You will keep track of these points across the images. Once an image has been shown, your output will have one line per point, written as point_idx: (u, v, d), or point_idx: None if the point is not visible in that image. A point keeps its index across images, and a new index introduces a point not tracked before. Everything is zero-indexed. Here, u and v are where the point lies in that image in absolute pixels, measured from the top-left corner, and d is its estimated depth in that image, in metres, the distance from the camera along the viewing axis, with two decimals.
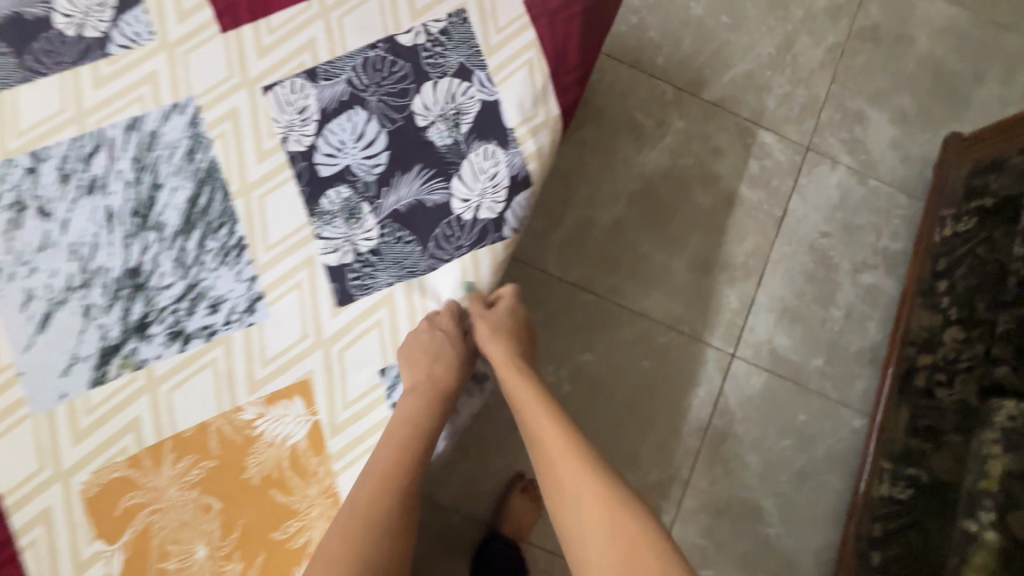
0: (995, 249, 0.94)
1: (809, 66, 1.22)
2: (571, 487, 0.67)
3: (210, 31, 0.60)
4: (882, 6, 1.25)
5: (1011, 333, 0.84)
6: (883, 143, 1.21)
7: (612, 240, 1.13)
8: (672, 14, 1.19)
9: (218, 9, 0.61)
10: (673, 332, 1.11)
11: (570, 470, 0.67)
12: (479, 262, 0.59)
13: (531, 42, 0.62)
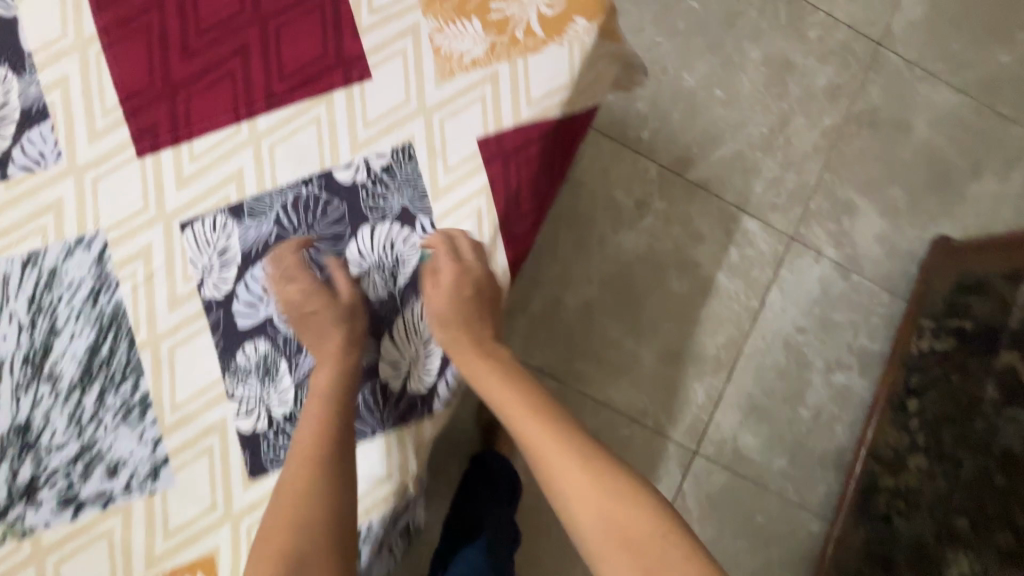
0: (967, 379, 0.91)
1: (802, 149, 1.16)
2: (565, 482, 0.59)
3: (125, 154, 0.54)
4: (884, 89, 1.19)
5: (974, 484, 0.85)
6: (871, 236, 1.16)
7: (582, 325, 1.09)
8: (663, 85, 1.13)
9: (136, 129, 0.55)
10: (636, 425, 1.07)
11: (564, 461, 0.60)
12: (402, 444, 0.54)
13: (481, 188, 0.58)
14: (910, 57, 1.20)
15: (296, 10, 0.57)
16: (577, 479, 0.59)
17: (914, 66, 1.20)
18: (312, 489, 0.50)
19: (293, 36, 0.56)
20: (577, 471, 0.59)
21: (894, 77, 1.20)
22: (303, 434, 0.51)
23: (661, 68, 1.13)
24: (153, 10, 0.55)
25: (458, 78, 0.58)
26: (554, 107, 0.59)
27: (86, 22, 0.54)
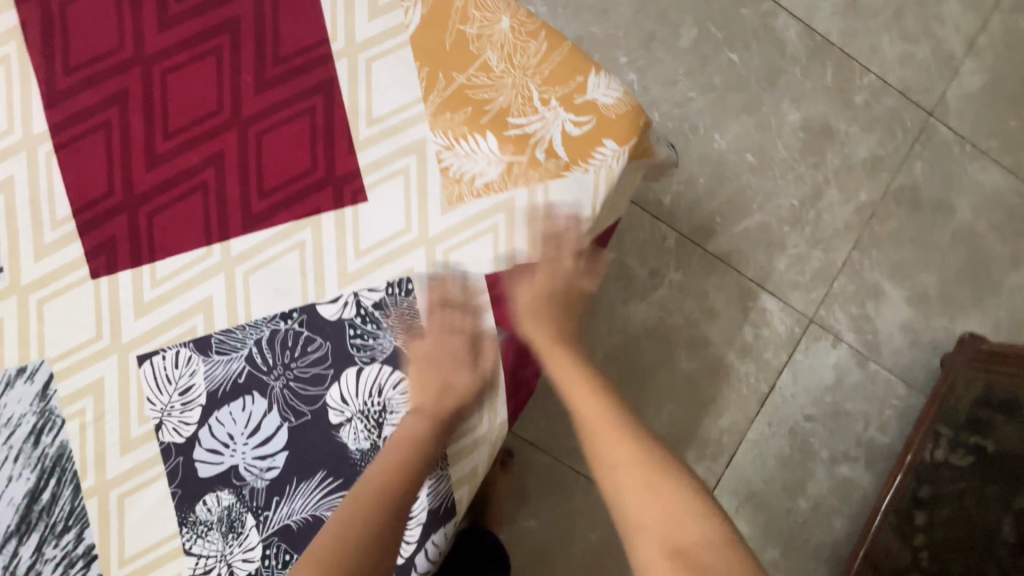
0: (986, 511, 0.88)
1: (834, 225, 1.08)
2: (627, 498, 0.54)
3: (77, 273, 0.47)
4: (928, 165, 1.11)
5: None
6: (894, 324, 1.10)
7: None
8: (691, 146, 1.05)
9: (91, 245, 0.48)
10: None
11: (631, 475, 0.54)
12: None
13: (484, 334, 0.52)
14: (959, 131, 1.11)
15: (284, 113, 0.49)
16: (642, 496, 0.53)
17: (963, 141, 1.11)
18: (389, 495, 0.46)
19: (278, 143, 0.49)
20: (643, 491, 0.53)
21: (940, 152, 1.11)
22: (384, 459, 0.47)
23: (691, 126, 1.05)
24: (115, 105, 0.47)
25: (466, 203, 0.51)
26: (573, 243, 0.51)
27: (36, 117, 0.47)
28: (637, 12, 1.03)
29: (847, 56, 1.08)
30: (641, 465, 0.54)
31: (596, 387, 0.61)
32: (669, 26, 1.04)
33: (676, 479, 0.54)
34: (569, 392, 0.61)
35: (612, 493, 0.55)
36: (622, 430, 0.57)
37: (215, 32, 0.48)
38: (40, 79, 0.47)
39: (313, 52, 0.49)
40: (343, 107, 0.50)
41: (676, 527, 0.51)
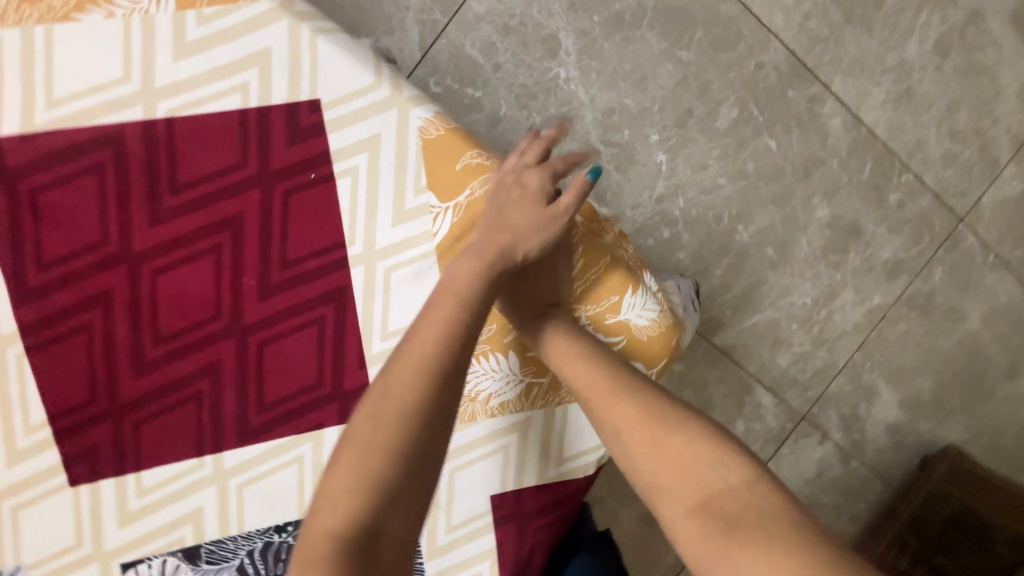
0: None
1: (843, 326, 1.06)
2: (638, 462, 0.50)
3: (53, 482, 0.52)
4: (949, 272, 1.08)
5: None
6: (882, 425, 1.11)
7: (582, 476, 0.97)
8: (712, 234, 1.00)
9: (70, 453, 0.52)
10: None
11: (637, 438, 0.50)
12: None
13: (486, 552, 0.59)
14: (988, 240, 1.08)
15: (292, 320, 0.55)
16: (663, 466, 0.49)
17: (988, 251, 1.08)
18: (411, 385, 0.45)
19: (280, 349, 0.55)
20: (655, 454, 0.49)
21: (964, 260, 1.08)
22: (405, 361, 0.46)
23: (715, 215, 0.99)
24: (96, 306, 0.52)
25: (477, 422, 0.58)
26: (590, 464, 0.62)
27: (4, 319, 0.50)
28: (677, 83, 0.95)
29: (889, 151, 1.02)
30: (646, 419, 0.51)
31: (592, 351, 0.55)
32: (709, 103, 0.97)
33: (683, 432, 0.50)
34: (569, 372, 0.54)
35: (627, 459, 0.51)
36: (628, 398, 0.52)
37: (216, 232, 0.54)
38: (11, 278, 0.50)
39: (319, 260, 0.56)
40: (356, 317, 0.57)
41: (695, 464, 0.48)
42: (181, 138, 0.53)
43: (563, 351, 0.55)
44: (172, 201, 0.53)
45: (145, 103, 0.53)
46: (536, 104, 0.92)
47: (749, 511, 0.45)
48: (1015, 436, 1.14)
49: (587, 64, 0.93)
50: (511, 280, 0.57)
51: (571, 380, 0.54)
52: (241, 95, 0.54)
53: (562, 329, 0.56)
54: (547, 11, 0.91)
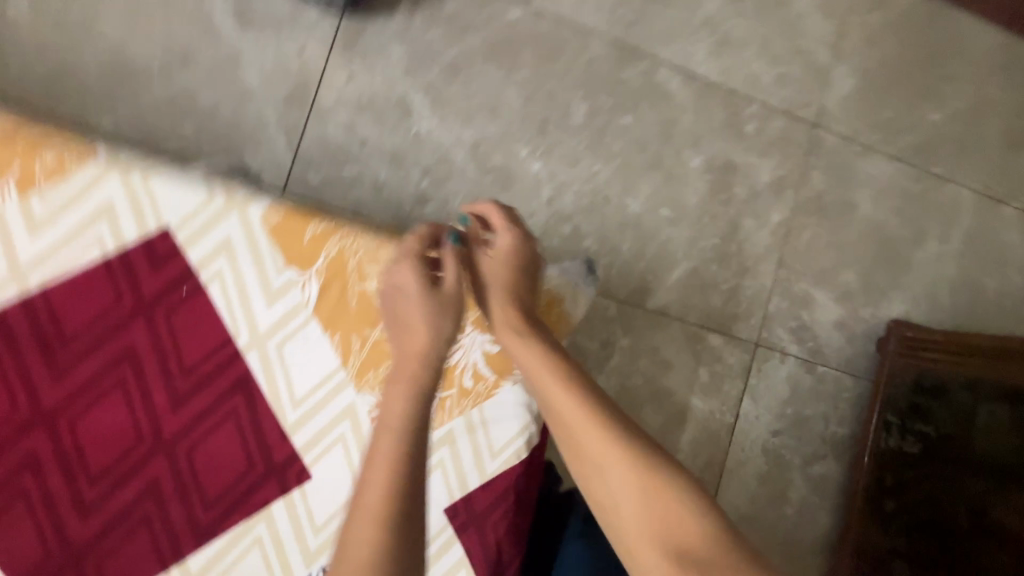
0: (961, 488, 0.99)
1: (756, 252, 1.15)
2: (619, 495, 0.58)
3: None
4: (825, 172, 1.18)
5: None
6: (830, 326, 1.18)
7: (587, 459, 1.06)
8: (609, 215, 1.08)
9: None
10: None
11: (619, 475, 0.58)
12: None
13: (458, 557, 0.74)
14: (845, 134, 1.19)
15: (207, 416, 0.68)
16: (643, 507, 0.56)
17: (850, 143, 1.19)
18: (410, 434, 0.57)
19: (207, 443, 0.68)
20: (639, 499, 0.56)
21: (833, 157, 1.19)
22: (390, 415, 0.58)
23: (605, 197, 1.08)
24: (31, 468, 0.65)
25: None
26: (519, 449, 0.77)
27: None
28: (526, 101, 1.06)
29: (729, 91, 1.14)
30: (629, 463, 0.58)
31: (576, 393, 0.64)
32: (560, 106, 1.07)
33: (663, 480, 0.57)
34: (561, 412, 0.63)
35: (598, 483, 0.60)
36: (612, 440, 0.60)
37: (120, 370, 0.67)
38: None
39: (211, 363, 0.69)
40: (263, 397, 0.70)
41: (665, 510, 0.56)
42: (59, 309, 0.65)
43: (554, 393, 0.64)
44: (70, 360, 0.65)
45: (18, 283, 0.64)
46: (411, 162, 1.01)
47: (717, 559, 0.52)
48: (948, 289, 1.22)
49: (442, 113, 1.03)
50: (457, 294, 0.69)
51: (562, 416, 0.63)
52: (99, 249, 0.66)
53: (542, 354, 0.67)
54: (391, 82, 1.01)
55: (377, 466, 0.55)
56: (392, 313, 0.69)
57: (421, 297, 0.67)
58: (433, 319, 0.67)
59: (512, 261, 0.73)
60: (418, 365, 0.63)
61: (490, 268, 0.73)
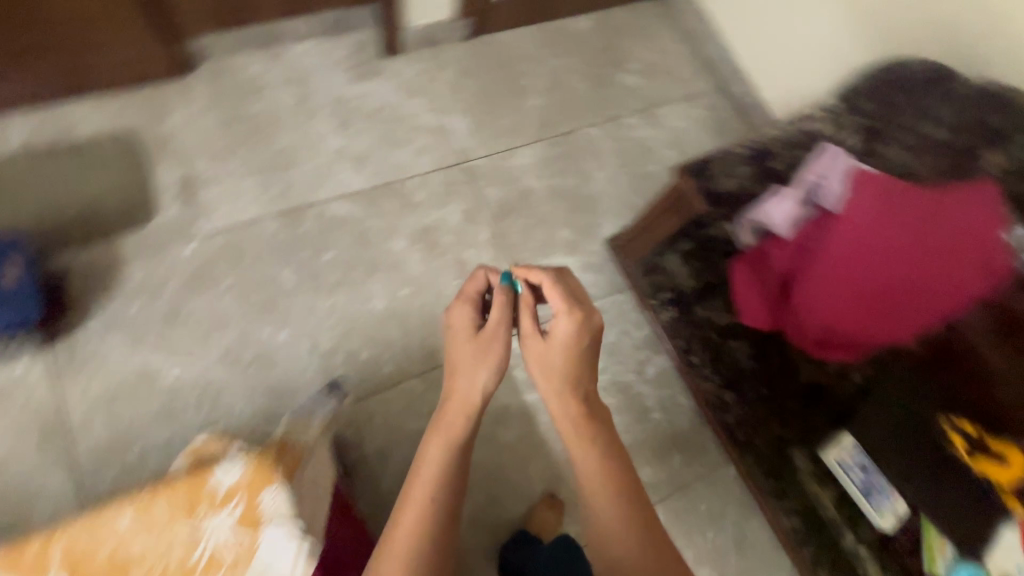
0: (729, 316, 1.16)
1: (489, 266, 1.40)
2: (611, 533, 0.80)
3: None
4: (495, 182, 1.49)
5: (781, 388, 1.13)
6: (577, 274, 1.45)
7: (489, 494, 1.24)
8: (366, 325, 1.27)
9: None
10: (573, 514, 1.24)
11: (614, 524, 0.80)
12: None
13: None
14: (488, 151, 1.52)
15: None
16: (631, 544, 0.79)
17: (496, 154, 1.52)
18: (449, 479, 0.82)
19: None
20: (628, 542, 0.79)
21: (492, 171, 1.50)
22: (433, 456, 0.84)
23: (353, 316, 1.27)
24: None
25: None
26: (308, 565, 0.75)
27: None
28: (243, 298, 1.24)
29: (388, 185, 1.42)
30: (626, 516, 0.80)
31: (592, 440, 0.84)
32: (272, 284, 1.26)
33: (644, 529, 0.80)
34: (581, 467, 0.84)
35: (589, 480, 0.83)
36: (618, 498, 0.81)
37: None
38: None
39: None
40: None
41: (638, 537, 0.80)
42: None
43: (582, 453, 0.84)
44: None
45: None
46: (183, 407, 1.14)
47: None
48: (629, 192, 1.57)
49: (183, 355, 1.18)
50: (483, 351, 0.88)
51: (580, 468, 0.84)
52: None
53: (575, 411, 0.85)
54: (127, 364, 1.15)
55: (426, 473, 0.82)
56: (454, 362, 0.90)
57: (461, 361, 0.88)
58: (478, 391, 0.86)
59: (572, 346, 0.85)
60: (450, 416, 0.85)
61: (534, 346, 0.89)
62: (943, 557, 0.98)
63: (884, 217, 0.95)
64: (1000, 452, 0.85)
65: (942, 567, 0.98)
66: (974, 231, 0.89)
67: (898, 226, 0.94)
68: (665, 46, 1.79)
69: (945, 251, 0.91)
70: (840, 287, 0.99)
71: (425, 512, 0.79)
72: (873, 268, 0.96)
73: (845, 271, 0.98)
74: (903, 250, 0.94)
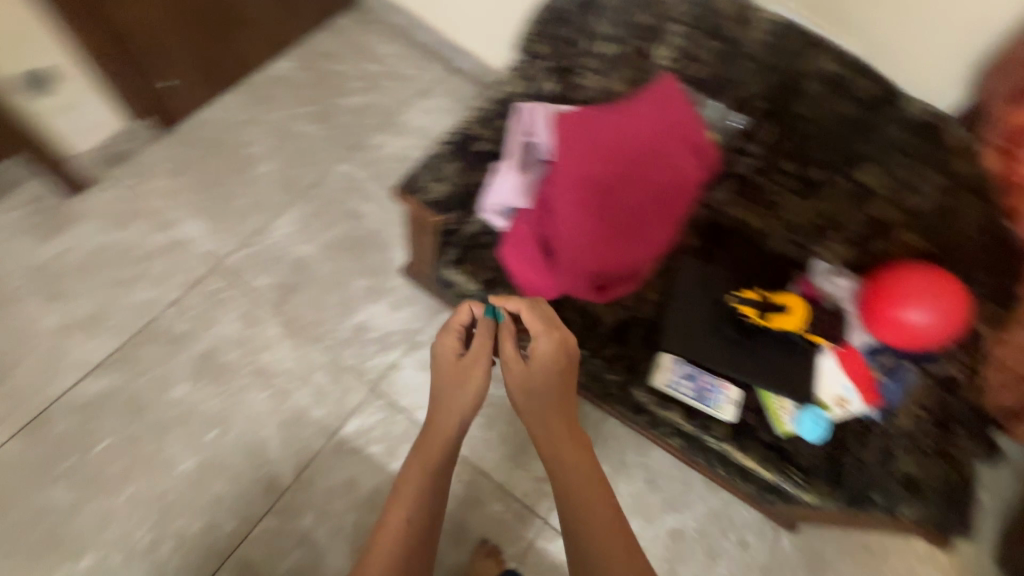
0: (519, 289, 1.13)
1: (293, 359, 1.27)
2: (583, 524, 0.87)
3: None
4: (261, 270, 1.35)
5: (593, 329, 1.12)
6: (390, 316, 1.34)
7: None
8: (184, 495, 1.12)
9: None
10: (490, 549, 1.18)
11: (590, 517, 0.87)
12: None
13: None
14: (238, 241, 1.36)
15: None
16: (601, 531, 0.86)
17: (248, 240, 1.37)
18: (430, 497, 0.92)
19: None
20: (599, 531, 0.86)
21: (252, 259, 1.35)
22: (413, 476, 0.93)
23: (165, 494, 1.11)
24: None
25: None
26: None
27: None
28: (26, 550, 1.06)
29: (139, 331, 1.23)
30: (599, 511, 0.87)
31: (564, 447, 0.90)
32: (54, 513, 1.08)
33: (615, 519, 0.88)
34: (558, 471, 0.90)
35: (559, 480, 0.90)
36: (590, 494, 0.88)
37: None
38: None
39: None
40: None
41: (609, 527, 0.86)
42: None
43: (557, 455, 0.90)
44: None
45: None
46: None
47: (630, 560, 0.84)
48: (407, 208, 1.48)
49: None
50: (469, 383, 0.94)
51: (555, 468, 0.91)
52: None
53: (552, 418, 0.91)
54: None
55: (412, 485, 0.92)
56: (439, 387, 0.96)
57: (453, 392, 0.95)
58: (459, 417, 0.94)
59: (549, 368, 0.91)
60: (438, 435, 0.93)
61: (513, 367, 0.93)
62: (788, 413, 1.02)
63: (598, 138, 1.01)
64: (782, 302, 1.02)
65: (790, 424, 1.02)
66: (667, 123, 1.02)
67: (614, 141, 1.01)
68: (379, 52, 1.72)
69: (658, 147, 1.02)
70: (600, 213, 1.00)
71: (410, 525, 0.89)
72: (616, 184, 1.00)
73: (596, 196, 1.00)
74: (629, 159, 1.01)
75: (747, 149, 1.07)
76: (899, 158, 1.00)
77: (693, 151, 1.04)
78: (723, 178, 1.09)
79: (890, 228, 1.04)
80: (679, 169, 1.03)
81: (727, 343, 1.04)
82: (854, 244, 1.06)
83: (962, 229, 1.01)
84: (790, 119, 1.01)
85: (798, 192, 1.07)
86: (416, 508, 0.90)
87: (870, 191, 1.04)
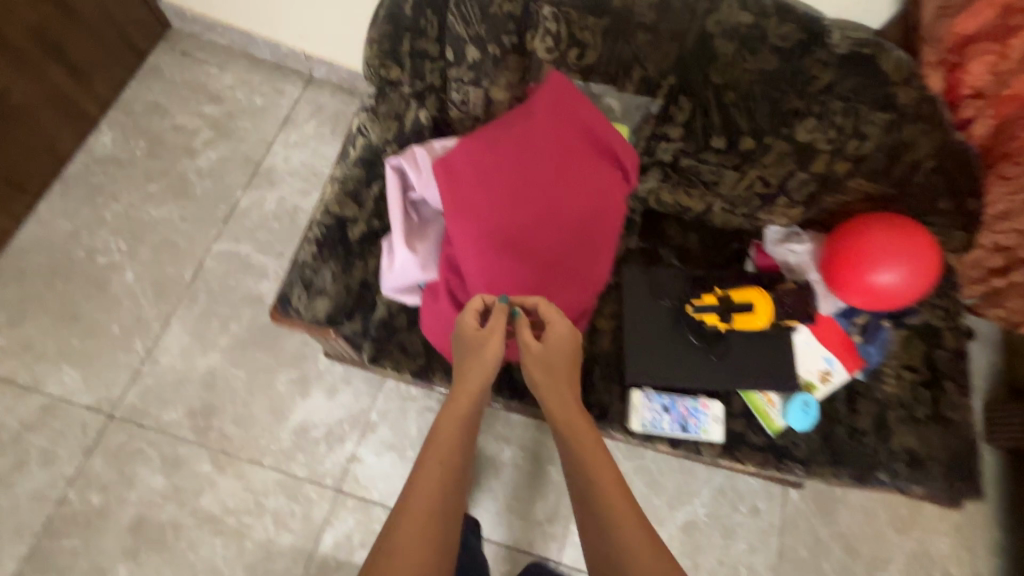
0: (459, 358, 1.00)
1: (239, 491, 1.12)
2: (621, 527, 0.67)
3: None
4: (165, 401, 1.15)
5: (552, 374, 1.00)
6: (329, 405, 1.21)
7: None
8: None
9: None
10: None
11: (628, 517, 0.68)
12: None
13: None
14: (126, 378, 1.16)
15: None
16: (641, 538, 0.66)
17: (137, 372, 1.16)
18: (451, 477, 0.71)
19: None
20: (642, 538, 0.66)
21: (149, 394, 1.15)
22: (437, 445, 0.72)
23: None
24: None
25: None
26: None
27: None
28: None
29: (47, 524, 1.05)
30: (635, 513, 0.69)
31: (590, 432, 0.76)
32: None
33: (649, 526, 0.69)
34: (587, 463, 0.73)
35: (578, 478, 0.73)
36: (622, 493, 0.71)
37: None
38: None
39: None
40: None
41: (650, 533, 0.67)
42: None
43: (585, 445, 0.74)
44: None
45: None
46: None
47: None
48: None
49: None
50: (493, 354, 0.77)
51: (582, 459, 0.73)
52: None
53: (573, 409, 0.78)
54: None
55: (432, 477, 0.69)
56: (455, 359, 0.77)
57: (478, 366, 0.75)
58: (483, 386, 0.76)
59: (569, 350, 0.79)
60: (460, 415, 0.74)
61: (532, 349, 0.77)
62: (775, 407, 0.96)
63: (488, 179, 0.83)
64: (747, 301, 0.91)
65: (780, 419, 0.95)
66: (564, 132, 0.84)
67: (508, 176, 0.84)
68: (217, 87, 1.42)
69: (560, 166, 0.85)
70: (516, 266, 0.84)
71: (431, 502, 0.67)
72: (524, 225, 0.84)
73: (506, 248, 0.83)
74: (531, 192, 0.84)
75: (666, 134, 0.89)
76: (838, 103, 0.84)
77: (604, 155, 0.86)
78: (646, 167, 0.95)
79: (838, 179, 0.91)
80: (595, 182, 0.86)
81: (695, 350, 0.95)
82: (801, 203, 0.96)
83: (914, 161, 0.89)
84: (706, 90, 0.83)
85: (734, 165, 0.91)
86: (442, 482, 0.69)
87: (815, 146, 0.88)
